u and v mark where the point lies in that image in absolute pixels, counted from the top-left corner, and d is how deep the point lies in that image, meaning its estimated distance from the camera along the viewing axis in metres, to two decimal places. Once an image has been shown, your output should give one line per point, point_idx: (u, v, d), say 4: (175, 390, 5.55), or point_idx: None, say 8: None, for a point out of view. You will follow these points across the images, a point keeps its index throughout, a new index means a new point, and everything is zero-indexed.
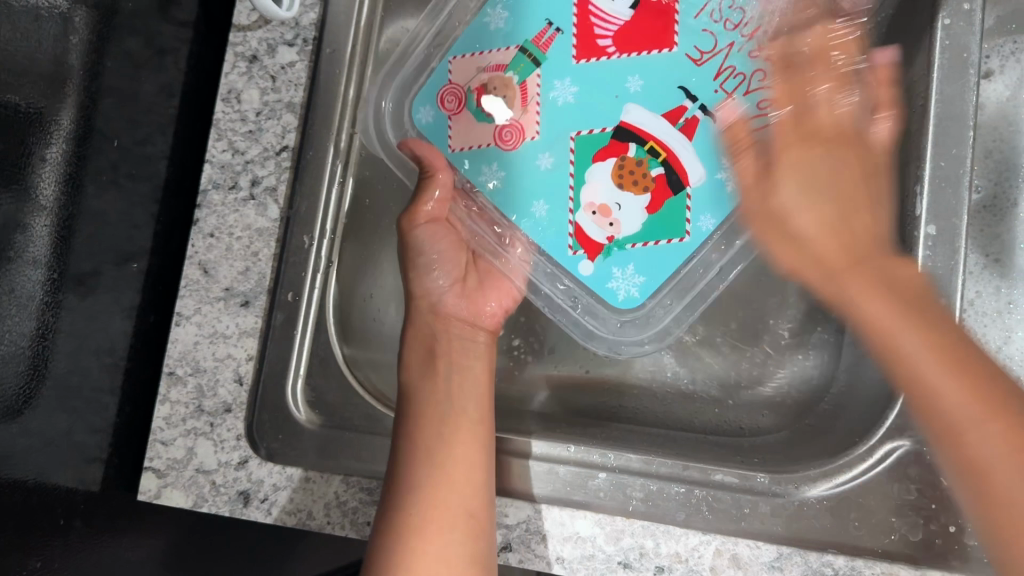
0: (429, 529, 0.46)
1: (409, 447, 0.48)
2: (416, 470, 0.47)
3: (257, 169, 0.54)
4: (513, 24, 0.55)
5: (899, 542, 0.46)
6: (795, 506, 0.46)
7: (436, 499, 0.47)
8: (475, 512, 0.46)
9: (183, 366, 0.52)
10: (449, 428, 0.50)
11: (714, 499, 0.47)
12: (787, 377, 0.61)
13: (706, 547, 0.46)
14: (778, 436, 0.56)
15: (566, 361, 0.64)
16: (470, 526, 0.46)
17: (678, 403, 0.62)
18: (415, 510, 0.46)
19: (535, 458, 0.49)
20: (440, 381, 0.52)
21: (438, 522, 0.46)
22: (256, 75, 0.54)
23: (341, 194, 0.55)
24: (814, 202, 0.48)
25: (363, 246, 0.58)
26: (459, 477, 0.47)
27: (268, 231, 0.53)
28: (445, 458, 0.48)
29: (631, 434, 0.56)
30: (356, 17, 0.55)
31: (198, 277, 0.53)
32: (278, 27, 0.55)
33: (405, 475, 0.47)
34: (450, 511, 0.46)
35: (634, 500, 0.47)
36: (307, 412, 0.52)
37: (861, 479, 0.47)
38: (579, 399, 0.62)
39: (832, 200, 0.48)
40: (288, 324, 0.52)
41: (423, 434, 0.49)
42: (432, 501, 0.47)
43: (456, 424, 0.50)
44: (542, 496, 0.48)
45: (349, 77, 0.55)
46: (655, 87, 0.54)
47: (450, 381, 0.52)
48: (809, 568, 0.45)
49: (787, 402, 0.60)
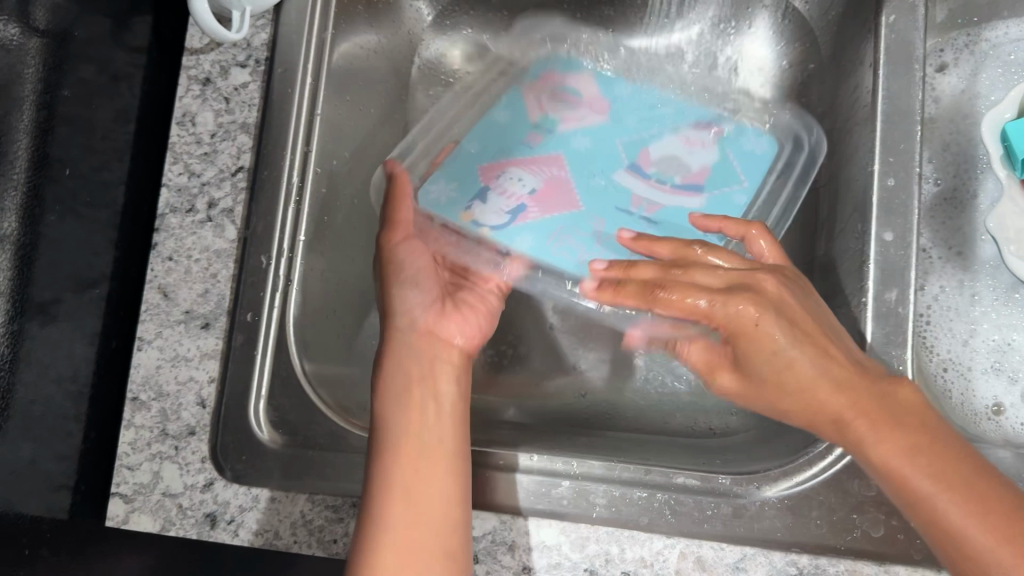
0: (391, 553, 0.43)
1: (387, 471, 0.46)
2: (388, 510, 0.44)
3: (213, 191, 0.54)
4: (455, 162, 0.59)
5: (862, 539, 0.45)
6: (756, 506, 0.47)
7: (406, 550, 0.43)
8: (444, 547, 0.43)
9: (146, 391, 0.52)
10: (393, 485, 0.45)
11: (676, 502, 0.47)
12: None
13: (671, 550, 0.46)
14: (747, 436, 0.56)
15: (539, 370, 0.65)
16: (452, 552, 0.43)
17: (650, 407, 0.62)
18: (379, 526, 0.44)
19: (522, 471, 0.49)
20: (414, 428, 0.48)
21: (400, 548, 0.43)
22: (210, 98, 0.55)
23: (299, 213, 0.55)
24: (812, 402, 0.45)
25: (327, 263, 0.58)
26: (426, 537, 0.43)
27: (226, 252, 0.53)
28: (410, 522, 0.44)
29: (600, 441, 0.56)
30: (307, 35, 0.55)
31: (158, 301, 0.53)
32: (230, 49, 0.55)
33: (382, 483, 0.45)
34: (426, 537, 0.43)
35: (597, 506, 0.47)
36: (271, 431, 0.52)
37: (821, 476, 0.47)
38: (552, 406, 0.63)
39: (835, 382, 0.44)
40: (249, 345, 0.52)
41: (397, 450, 0.46)
42: (399, 488, 0.45)
43: (424, 467, 0.46)
44: (545, 512, 0.48)
45: (302, 96, 0.55)
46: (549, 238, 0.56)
47: (429, 412, 0.48)
48: (775, 568, 0.45)
49: None
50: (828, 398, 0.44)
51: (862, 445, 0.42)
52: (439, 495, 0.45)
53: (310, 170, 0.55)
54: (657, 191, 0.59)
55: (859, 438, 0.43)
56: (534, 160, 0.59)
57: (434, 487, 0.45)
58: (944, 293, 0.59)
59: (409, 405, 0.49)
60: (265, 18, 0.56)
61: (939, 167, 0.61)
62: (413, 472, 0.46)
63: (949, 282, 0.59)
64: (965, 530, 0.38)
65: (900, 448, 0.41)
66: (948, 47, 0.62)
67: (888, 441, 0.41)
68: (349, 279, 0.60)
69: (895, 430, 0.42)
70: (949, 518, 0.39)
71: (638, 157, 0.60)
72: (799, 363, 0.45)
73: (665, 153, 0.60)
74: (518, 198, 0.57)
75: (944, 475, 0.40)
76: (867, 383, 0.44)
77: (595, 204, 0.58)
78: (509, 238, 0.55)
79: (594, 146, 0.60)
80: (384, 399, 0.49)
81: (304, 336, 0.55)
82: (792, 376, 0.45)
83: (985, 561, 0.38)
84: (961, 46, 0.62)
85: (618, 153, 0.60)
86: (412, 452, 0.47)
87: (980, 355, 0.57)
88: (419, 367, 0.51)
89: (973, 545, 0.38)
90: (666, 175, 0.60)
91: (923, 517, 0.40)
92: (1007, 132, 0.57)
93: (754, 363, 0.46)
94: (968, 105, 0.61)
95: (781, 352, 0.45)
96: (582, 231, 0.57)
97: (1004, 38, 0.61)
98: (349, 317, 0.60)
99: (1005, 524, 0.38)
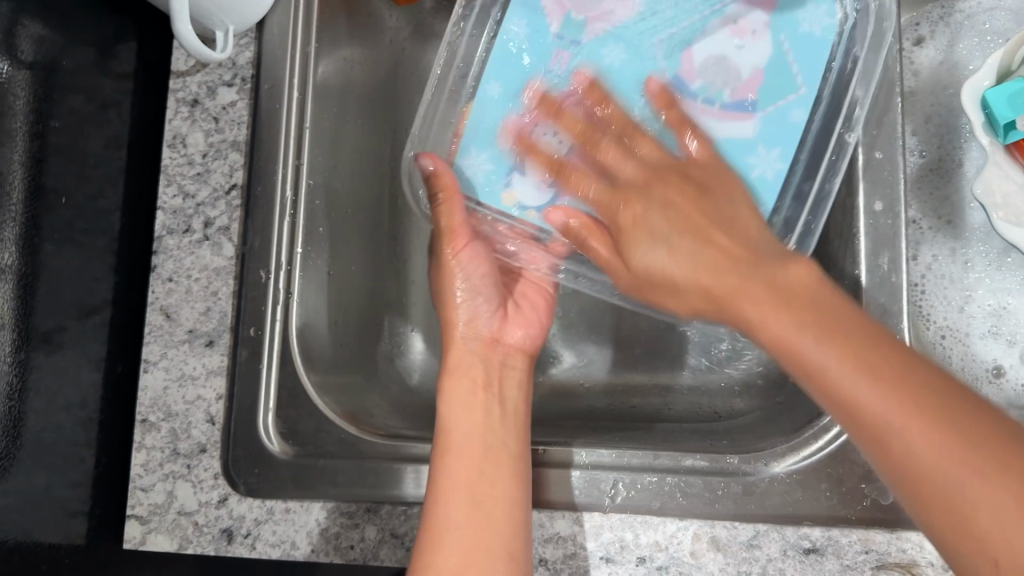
0: (459, 520, 0.44)
1: (443, 469, 0.46)
2: (443, 511, 0.44)
3: (208, 210, 0.55)
4: (509, 88, 0.52)
5: (871, 508, 0.46)
6: (765, 484, 0.47)
7: (472, 528, 0.43)
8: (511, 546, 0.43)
9: (155, 412, 0.53)
10: (464, 476, 0.46)
11: (686, 484, 0.48)
12: (752, 360, 0.62)
13: (685, 532, 0.47)
14: (753, 416, 0.57)
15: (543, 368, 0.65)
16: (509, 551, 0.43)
17: (655, 395, 0.63)
18: (442, 517, 0.44)
19: (577, 466, 0.49)
20: (473, 431, 0.48)
21: (466, 524, 0.44)
22: (199, 118, 0.56)
23: (294, 226, 0.55)
24: (680, 291, 0.44)
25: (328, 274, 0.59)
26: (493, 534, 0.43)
27: (226, 269, 0.54)
28: (475, 511, 0.44)
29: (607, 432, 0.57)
30: (292, 48, 0.56)
31: (161, 322, 0.53)
32: (216, 69, 0.56)
33: (440, 480, 0.46)
34: (491, 536, 0.43)
35: (608, 495, 0.48)
36: (281, 443, 0.52)
37: (827, 449, 0.48)
38: (558, 402, 0.63)
39: (693, 261, 0.42)
40: (253, 359, 0.53)
41: (465, 452, 0.47)
42: (464, 486, 0.45)
43: (485, 463, 0.47)
44: (567, 503, 0.48)
45: (290, 111, 0.55)
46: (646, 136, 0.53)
47: (495, 414, 0.50)
48: (787, 543, 0.46)
49: (756, 382, 0.61)
50: (703, 286, 0.42)
51: (762, 318, 0.38)
52: (502, 496, 0.45)
53: (302, 183, 0.56)
54: (708, 117, 0.51)
55: (746, 316, 0.39)
56: (566, 99, 0.52)
57: (507, 492, 0.45)
58: (936, 262, 0.60)
59: (469, 402, 0.50)
60: (249, 37, 0.56)
61: (923, 139, 0.62)
62: (475, 458, 0.47)
63: (940, 251, 0.60)
64: (929, 465, 0.31)
65: (773, 315, 0.37)
66: (923, 21, 0.63)
67: (786, 326, 0.37)
68: (349, 286, 0.61)
69: (772, 302, 0.38)
70: (806, 352, 0.35)
71: (681, 66, 0.51)
72: (671, 263, 0.44)
73: (708, 53, 0.51)
74: (556, 163, 0.51)
75: (784, 322, 0.37)
76: (743, 267, 0.40)
77: (646, 155, 0.52)
78: (556, 220, 0.51)
79: (627, 61, 0.52)
80: (454, 397, 0.50)
81: (308, 345, 0.55)
82: (714, 204, 0.45)
83: (954, 502, 0.30)
84: (936, 19, 0.62)
85: (654, 55, 0.52)
86: (479, 447, 0.47)
87: (977, 320, 0.58)
88: (476, 390, 0.51)
89: (917, 461, 0.31)
90: (716, 92, 0.51)
91: (893, 468, 0.33)
92: (986, 101, 0.57)
93: (639, 249, 0.46)
94: (948, 76, 0.62)
95: (663, 242, 0.44)
96: None
97: (977, 7, 0.62)
98: (352, 324, 0.61)
99: (958, 442, 0.31)
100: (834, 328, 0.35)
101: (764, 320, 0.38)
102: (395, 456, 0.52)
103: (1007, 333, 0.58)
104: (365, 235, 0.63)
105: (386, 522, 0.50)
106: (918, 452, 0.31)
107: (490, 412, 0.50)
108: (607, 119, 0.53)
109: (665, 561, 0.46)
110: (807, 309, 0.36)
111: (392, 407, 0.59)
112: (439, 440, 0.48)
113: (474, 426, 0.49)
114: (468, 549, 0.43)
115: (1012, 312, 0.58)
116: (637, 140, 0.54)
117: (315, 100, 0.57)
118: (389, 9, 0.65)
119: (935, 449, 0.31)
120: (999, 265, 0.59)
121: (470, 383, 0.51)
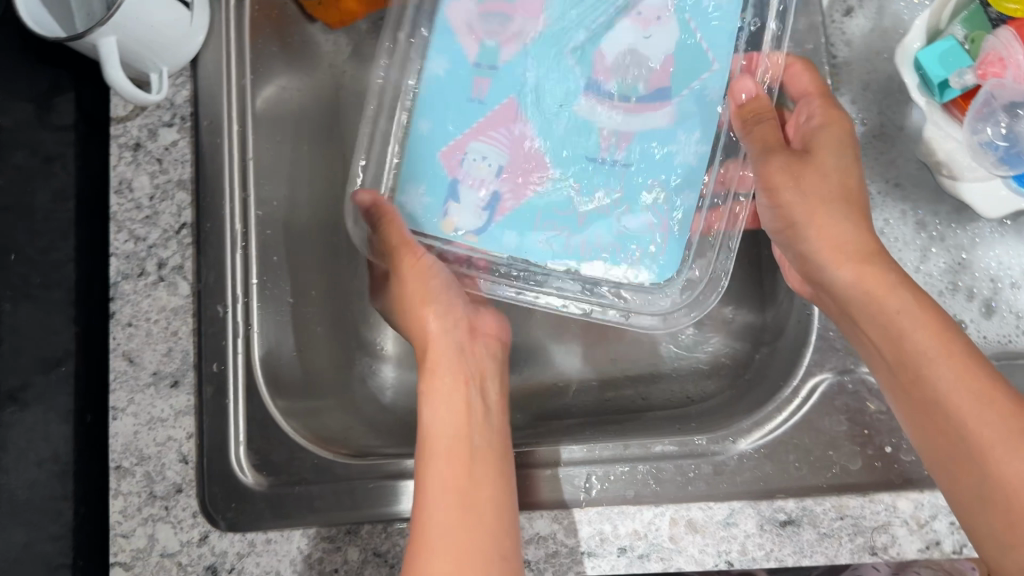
0: (442, 518, 0.43)
1: (429, 470, 0.45)
2: (432, 505, 0.43)
3: (161, 251, 0.54)
4: (437, 129, 0.54)
5: (841, 473, 0.47)
6: (733, 461, 0.48)
7: (459, 526, 0.42)
8: (499, 543, 0.42)
9: (128, 458, 0.52)
10: (445, 474, 0.45)
11: (658, 470, 0.48)
12: (718, 342, 0.63)
13: (662, 518, 0.47)
14: (722, 397, 0.57)
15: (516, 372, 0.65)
16: (498, 548, 0.42)
17: (627, 386, 0.63)
18: (428, 513, 0.43)
19: (564, 463, 0.49)
20: (459, 430, 0.48)
21: (451, 521, 0.43)
22: (143, 161, 0.55)
23: (247, 258, 0.56)
24: (823, 262, 0.48)
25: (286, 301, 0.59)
26: (478, 532, 0.42)
27: (183, 308, 0.54)
28: (461, 506, 0.43)
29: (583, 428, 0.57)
30: (227, 82, 0.56)
31: (125, 368, 0.53)
32: (155, 110, 0.55)
33: (422, 485, 0.45)
34: (478, 534, 0.42)
35: (583, 489, 0.48)
36: (256, 475, 0.53)
37: (793, 420, 0.48)
38: (535, 403, 0.63)
39: (852, 249, 0.47)
40: (220, 395, 0.53)
41: (448, 454, 0.46)
42: (449, 486, 0.44)
43: (465, 464, 0.46)
44: (541, 501, 0.48)
45: (231, 146, 0.56)
46: (572, 141, 0.54)
47: (479, 415, 0.49)
48: (763, 517, 0.46)
49: (723, 364, 0.61)
50: (864, 262, 0.47)
51: (860, 331, 0.47)
52: (486, 490, 0.44)
53: (250, 215, 0.57)
54: (635, 113, 0.53)
55: (887, 305, 0.45)
56: (494, 121, 0.54)
57: (487, 487, 0.45)
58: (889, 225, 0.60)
59: (448, 406, 0.49)
60: (183, 75, 0.56)
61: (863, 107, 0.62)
62: (456, 461, 0.46)
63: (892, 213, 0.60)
64: (990, 441, 0.40)
65: (906, 315, 0.44)
66: None
67: (909, 313, 0.44)
68: (309, 311, 0.61)
69: (887, 296, 0.45)
70: (934, 385, 0.43)
71: (598, 69, 0.53)
72: (832, 235, 0.48)
73: (621, 48, 0.53)
74: (488, 184, 0.53)
75: (923, 315, 0.44)
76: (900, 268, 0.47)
77: (578, 163, 0.54)
78: (496, 238, 0.53)
79: (541, 81, 0.54)
80: (434, 400, 0.50)
81: (272, 373, 0.56)
82: (820, 175, 0.49)
83: (1002, 481, 0.39)
84: None
85: (571, 67, 0.54)
86: (460, 447, 0.47)
87: (937, 278, 0.59)
88: (453, 393, 0.50)
89: (957, 401, 0.42)
90: (631, 86, 0.53)
91: (956, 436, 0.41)
92: (920, 59, 0.57)
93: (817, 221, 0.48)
94: (880, 45, 0.63)
95: (822, 214, 0.48)
96: (561, 210, 0.54)
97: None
98: (316, 348, 0.61)
99: (1009, 417, 0.40)
100: (955, 350, 0.43)
101: (908, 320, 0.44)
102: (368, 472, 0.53)
103: (966, 286, 0.59)
104: (322, 260, 0.64)
105: (368, 542, 0.50)
106: (964, 409, 0.41)
107: (471, 414, 0.49)
108: (529, 138, 0.54)
109: (646, 548, 0.46)
110: (926, 305, 0.44)
111: (365, 426, 0.59)
112: (421, 448, 0.47)
113: (457, 421, 0.48)
114: (458, 548, 0.41)
115: (967, 266, 0.59)
116: (570, 141, 0.54)
117: (253, 132, 0.58)
118: (323, 33, 0.65)
119: (965, 399, 0.41)
120: (949, 221, 0.60)
121: (448, 385, 0.51)
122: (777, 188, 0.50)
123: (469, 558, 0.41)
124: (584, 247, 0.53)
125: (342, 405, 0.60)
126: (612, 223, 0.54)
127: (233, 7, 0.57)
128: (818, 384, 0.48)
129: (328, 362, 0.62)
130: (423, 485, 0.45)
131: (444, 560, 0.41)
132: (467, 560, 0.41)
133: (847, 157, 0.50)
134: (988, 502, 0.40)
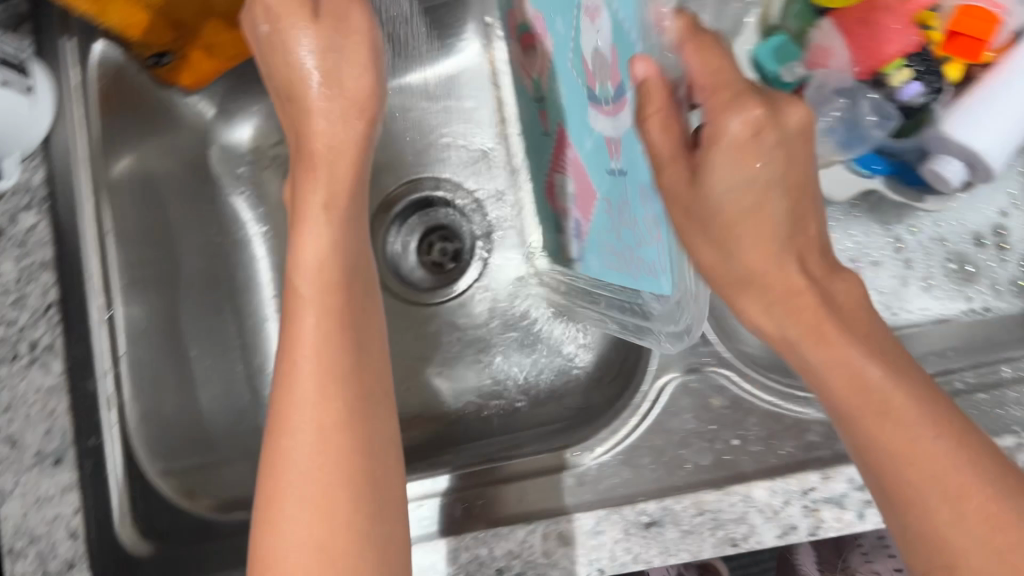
0: (311, 439, 0.38)
1: (292, 362, 0.39)
2: (296, 396, 0.39)
3: (31, 333, 0.55)
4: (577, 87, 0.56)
5: (695, 470, 0.49)
6: (583, 473, 0.50)
7: (332, 460, 0.38)
8: (375, 472, 0.39)
9: (19, 540, 0.52)
10: (313, 386, 0.39)
11: (514, 489, 0.50)
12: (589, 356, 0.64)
13: (534, 535, 0.48)
14: (587, 411, 0.59)
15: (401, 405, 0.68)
16: (354, 487, 0.38)
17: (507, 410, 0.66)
18: (296, 425, 0.38)
19: (413, 499, 0.51)
20: (333, 326, 0.41)
21: (323, 446, 0.38)
22: (7, 247, 0.56)
23: (115, 329, 0.57)
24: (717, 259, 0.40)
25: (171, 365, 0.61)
26: (335, 460, 0.38)
27: (56, 387, 0.54)
28: (326, 436, 0.38)
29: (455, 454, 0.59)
30: (80, 158, 0.57)
31: (7, 452, 0.53)
32: (13, 196, 0.56)
33: (287, 381, 0.39)
34: (340, 471, 0.38)
35: (456, 517, 0.50)
36: (139, 540, 0.54)
37: (637, 428, 0.51)
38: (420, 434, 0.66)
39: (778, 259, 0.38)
40: (100, 469, 0.54)
41: (321, 352, 0.40)
42: (320, 405, 0.39)
43: (337, 375, 0.39)
44: (417, 537, 0.50)
45: (92, 219, 0.57)
46: (592, 153, 0.55)
47: (365, 296, 0.43)
48: (628, 521, 0.47)
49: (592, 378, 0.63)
50: (774, 281, 0.38)
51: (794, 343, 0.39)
52: (345, 407, 0.39)
53: (115, 288, 0.58)
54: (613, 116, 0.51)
55: (803, 358, 0.38)
56: (595, 114, 0.53)
57: (354, 405, 0.39)
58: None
59: (313, 295, 0.41)
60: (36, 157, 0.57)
61: None
62: (319, 373, 0.39)
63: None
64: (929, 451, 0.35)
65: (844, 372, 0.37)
66: None
67: (834, 353, 0.37)
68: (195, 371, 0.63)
69: (766, 306, 0.39)
70: (804, 357, 0.38)
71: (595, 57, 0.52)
72: (769, 202, 0.38)
73: (830, 41, 0.51)
74: (582, 212, 0.60)
75: (833, 355, 0.37)
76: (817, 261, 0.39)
77: (597, 176, 0.55)
78: (590, 263, 0.60)
79: (583, 111, 0.55)
80: (308, 229, 0.43)
81: (149, 439, 0.57)
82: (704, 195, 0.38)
83: (945, 544, 0.34)
84: None
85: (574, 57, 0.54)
86: (328, 274, 0.42)
87: None
88: (316, 250, 0.42)
89: (879, 457, 0.36)
90: (779, 60, 0.53)
91: (874, 465, 0.36)
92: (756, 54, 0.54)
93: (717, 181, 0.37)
94: None
95: (749, 177, 0.37)
96: (609, 207, 0.55)
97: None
98: (207, 406, 0.62)
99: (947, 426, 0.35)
100: (907, 378, 0.36)
101: (826, 362, 0.37)
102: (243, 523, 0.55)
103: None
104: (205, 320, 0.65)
105: None
106: (882, 454, 0.36)
107: (342, 292, 0.42)
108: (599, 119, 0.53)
109: (521, 567, 0.47)
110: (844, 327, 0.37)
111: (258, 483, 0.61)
112: (292, 299, 0.42)
113: (328, 331, 0.40)
114: (320, 479, 0.37)
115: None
116: (595, 162, 0.55)
117: (110, 203, 0.59)
118: (181, 97, 0.67)
119: (931, 438, 0.35)
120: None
121: (322, 200, 0.43)
122: (734, 137, 0.36)
123: (331, 494, 0.37)
124: (634, 269, 0.54)
125: (240, 460, 0.62)
126: (621, 226, 0.53)
127: (78, 82, 0.58)
128: (666, 383, 0.52)
129: (221, 420, 0.63)
130: (288, 366, 0.40)
131: (311, 493, 0.37)
132: (329, 492, 0.37)
133: (745, 163, 0.37)
134: (915, 545, 0.35)
